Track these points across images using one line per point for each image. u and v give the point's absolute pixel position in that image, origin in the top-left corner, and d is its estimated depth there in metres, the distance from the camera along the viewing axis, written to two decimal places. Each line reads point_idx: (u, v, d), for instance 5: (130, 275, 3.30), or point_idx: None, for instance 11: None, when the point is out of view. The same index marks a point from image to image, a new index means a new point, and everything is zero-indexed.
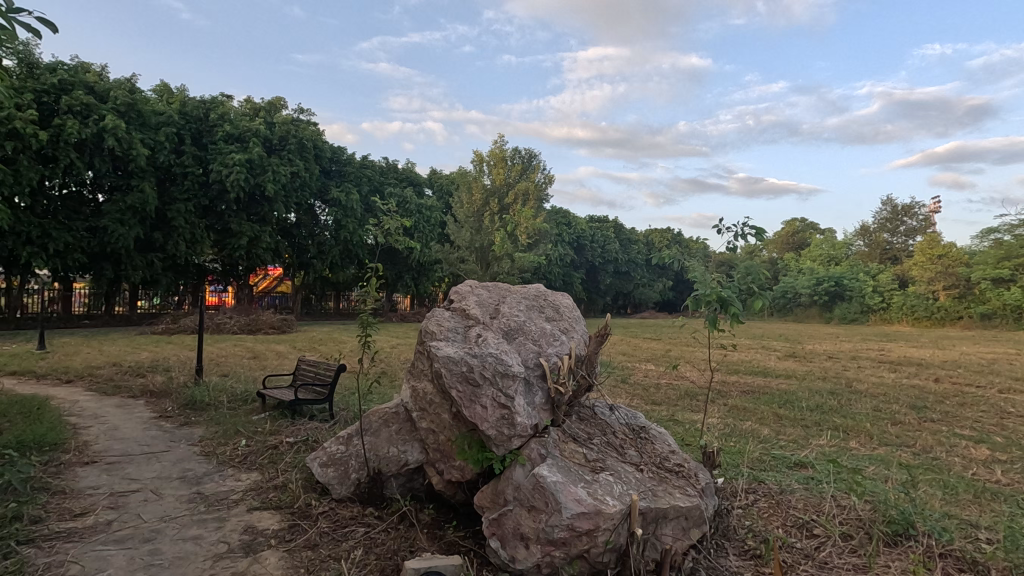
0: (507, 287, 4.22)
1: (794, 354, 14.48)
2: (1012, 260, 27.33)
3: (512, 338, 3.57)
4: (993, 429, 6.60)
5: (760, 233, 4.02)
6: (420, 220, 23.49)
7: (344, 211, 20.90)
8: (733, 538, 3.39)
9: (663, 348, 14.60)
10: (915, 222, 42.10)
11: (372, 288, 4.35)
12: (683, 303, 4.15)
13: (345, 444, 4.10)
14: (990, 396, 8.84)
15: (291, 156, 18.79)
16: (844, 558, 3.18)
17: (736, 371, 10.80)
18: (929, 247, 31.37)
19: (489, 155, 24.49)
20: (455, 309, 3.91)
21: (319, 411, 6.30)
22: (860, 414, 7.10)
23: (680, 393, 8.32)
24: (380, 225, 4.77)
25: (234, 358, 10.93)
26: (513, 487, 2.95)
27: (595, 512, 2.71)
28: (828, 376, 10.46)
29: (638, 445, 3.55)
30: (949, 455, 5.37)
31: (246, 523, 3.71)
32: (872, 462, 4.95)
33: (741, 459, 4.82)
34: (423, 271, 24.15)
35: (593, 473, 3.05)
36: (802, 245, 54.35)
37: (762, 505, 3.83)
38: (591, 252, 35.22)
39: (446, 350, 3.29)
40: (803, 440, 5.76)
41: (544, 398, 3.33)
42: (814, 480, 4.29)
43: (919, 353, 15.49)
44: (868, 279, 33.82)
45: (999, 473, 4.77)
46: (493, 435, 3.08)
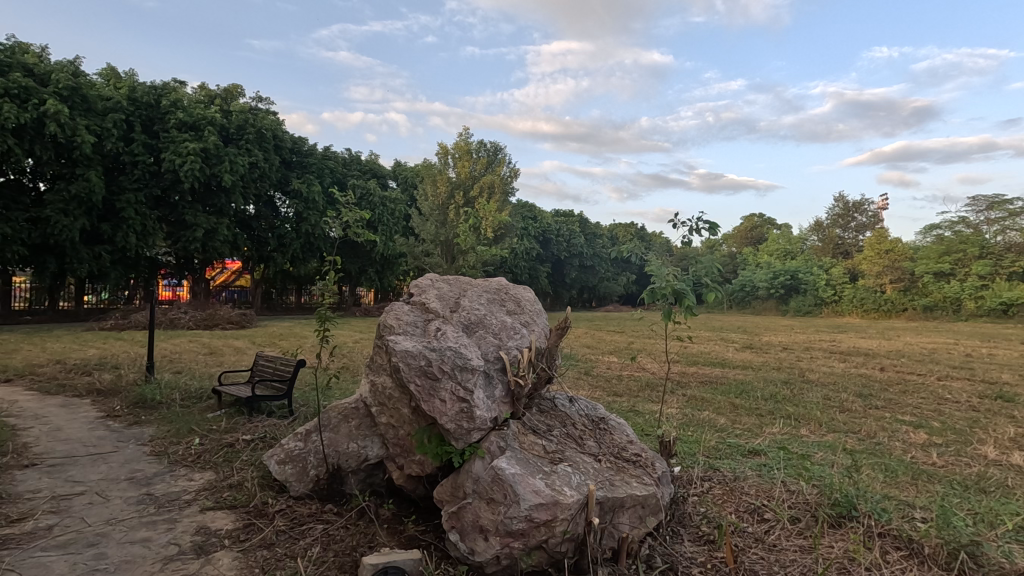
0: (468, 281, 4.21)
1: (751, 345, 14.99)
2: (951, 256, 28.91)
3: (472, 331, 3.57)
4: (931, 414, 6.99)
5: (714, 228, 4.12)
6: (383, 212, 23.18)
7: (305, 203, 20.44)
8: (688, 525, 3.49)
9: (626, 341, 14.88)
10: (864, 218, 43.91)
11: (330, 280, 4.24)
12: (639, 297, 4.25)
13: (302, 441, 4.03)
14: (929, 383, 9.37)
15: (250, 146, 18.22)
16: (792, 540, 3.31)
17: (696, 362, 11.10)
18: (878, 243, 32.76)
19: (454, 148, 24.31)
20: (415, 303, 3.88)
21: (278, 408, 6.17)
22: (811, 403, 7.41)
23: (641, 385, 8.52)
24: (339, 217, 4.66)
25: (189, 355, 10.55)
26: (472, 480, 2.96)
27: (552, 503, 2.74)
28: (782, 367, 10.87)
29: (598, 435, 3.61)
30: (891, 440, 5.66)
31: (198, 524, 3.60)
32: (820, 448, 5.17)
33: (697, 447, 4.97)
34: (387, 264, 23.84)
35: (551, 464, 3.09)
36: (759, 239, 56.13)
37: (717, 492, 3.96)
38: (557, 246, 35.44)
39: (404, 344, 3.26)
40: (757, 428, 5.97)
41: (504, 391, 3.33)
42: (766, 466, 4.46)
43: (867, 343, 16.31)
44: (821, 272, 35.19)
45: (934, 456, 5.06)
46: (452, 429, 3.08)
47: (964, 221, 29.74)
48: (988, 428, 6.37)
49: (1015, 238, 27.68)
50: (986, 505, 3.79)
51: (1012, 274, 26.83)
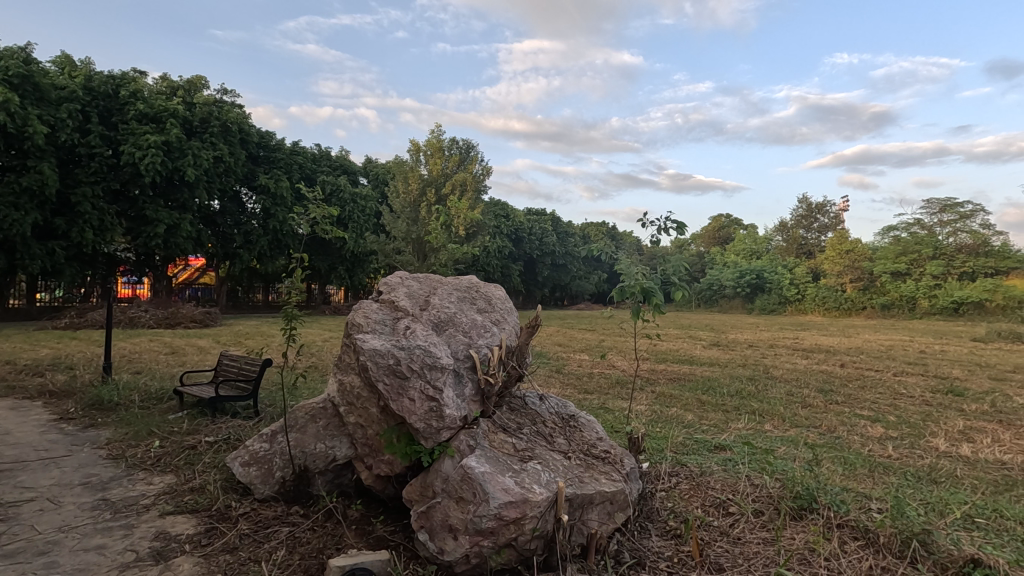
0: (438, 279, 4.18)
1: (718, 342, 15.31)
2: (907, 256, 30.07)
3: (442, 330, 3.54)
4: (887, 409, 7.26)
5: (681, 228, 4.17)
6: (354, 209, 22.85)
7: (273, 199, 19.99)
8: (655, 520, 3.54)
9: (597, 339, 15.00)
10: (827, 219, 45.25)
11: (297, 278, 4.16)
12: (608, 295, 4.28)
13: (268, 442, 3.94)
14: (886, 379, 9.74)
15: (214, 139, 17.71)
16: (755, 533, 3.39)
17: (664, 359, 11.29)
18: (839, 243, 33.84)
19: (426, 145, 24.08)
20: (384, 301, 3.83)
21: (243, 408, 6.02)
22: (775, 398, 7.61)
23: (612, 382, 8.61)
24: (305, 214, 4.55)
25: (149, 355, 10.21)
26: (441, 479, 2.94)
27: (521, 501, 2.74)
28: (748, 364, 11.14)
29: (567, 433, 3.63)
30: (850, 434, 5.85)
31: (158, 529, 3.49)
32: (783, 443, 5.32)
33: (665, 443, 5.05)
34: (357, 262, 23.51)
35: (521, 463, 3.08)
36: (726, 239, 57.39)
37: (684, 487, 4.03)
38: (529, 245, 35.54)
39: (373, 343, 3.22)
40: (723, 424, 6.10)
41: (474, 389, 3.31)
42: (731, 461, 4.55)
43: (828, 340, 16.84)
44: (785, 271, 36.17)
45: (891, 449, 5.25)
46: (421, 428, 3.06)
47: (919, 223, 30.95)
48: (940, 421, 6.65)
49: (966, 239, 28.94)
50: (937, 495, 3.96)
51: (963, 274, 28.06)
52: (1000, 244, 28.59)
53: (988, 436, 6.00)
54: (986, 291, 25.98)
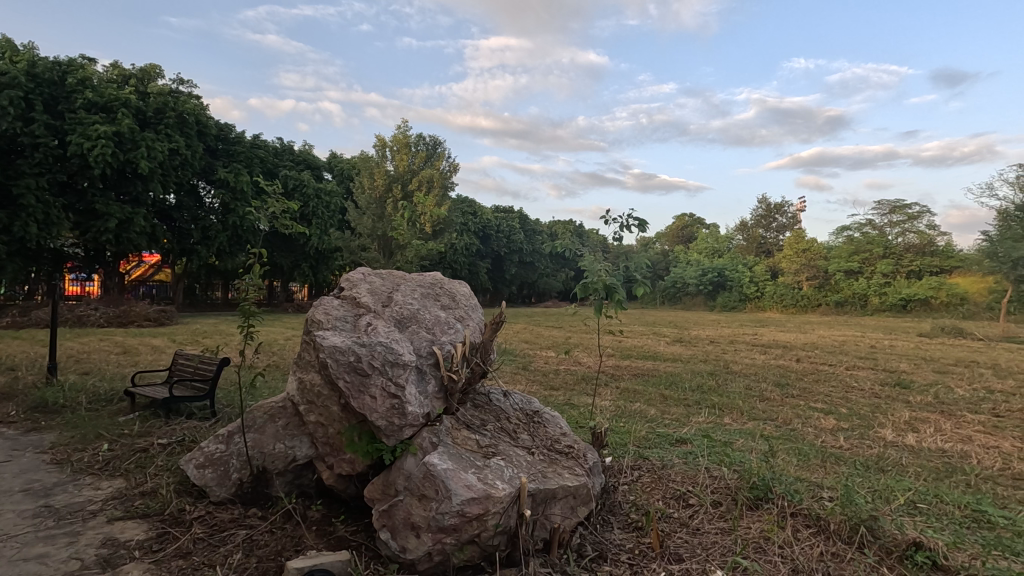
0: (401, 275, 4.14)
1: (681, 339, 15.62)
2: (859, 255, 31.36)
3: (405, 326, 3.51)
4: (839, 402, 7.58)
5: (642, 225, 4.26)
6: (317, 205, 22.38)
7: (232, 193, 19.41)
8: (618, 513, 3.59)
9: (563, 336, 15.14)
10: (784, 219, 46.77)
11: (256, 273, 4.03)
12: (572, 291, 4.31)
13: (224, 443, 3.82)
14: (838, 373, 10.14)
15: (169, 131, 17.04)
16: (713, 523, 3.48)
17: (629, 355, 11.47)
18: (796, 242, 34.98)
19: (392, 141, 23.74)
20: (346, 298, 3.77)
21: (199, 409, 5.82)
22: (734, 392, 7.83)
23: (577, 378, 8.71)
24: (263, 209, 4.42)
25: (99, 355, 9.76)
26: (404, 477, 2.92)
27: (484, 497, 2.73)
28: (709, 359, 11.44)
29: (531, 429, 3.65)
30: (804, 426, 6.07)
31: (105, 536, 3.34)
32: (741, 435, 5.47)
33: (628, 438, 5.13)
34: (321, 259, 23.04)
35: (484, 459, 3.08)
36: (689, 237, 58.69)
37: (646, 480, 4.10)
38: (496, 242, 35.58)
39: (333, 340, 3.16)
40: (684, 418, 6.24)
41: (437, 386, 3.29)
42: (691, 454, 4.67)
43: (786, 336, 17.36)
44: (745, 269, 37.18)
45: (841, 440, 5.47)
46: (383, 426, 3.02)
47: (870, 223, 32.29)
48: (888, 412, 6.95)
49: (913, 239, 30.32)
50: (884, 483, 4.15)
51: (910, 272, 29.39)
52: (944, 244, 30.06)
53: (931, 426, 6.31)
54: (931, 289, 27.24)
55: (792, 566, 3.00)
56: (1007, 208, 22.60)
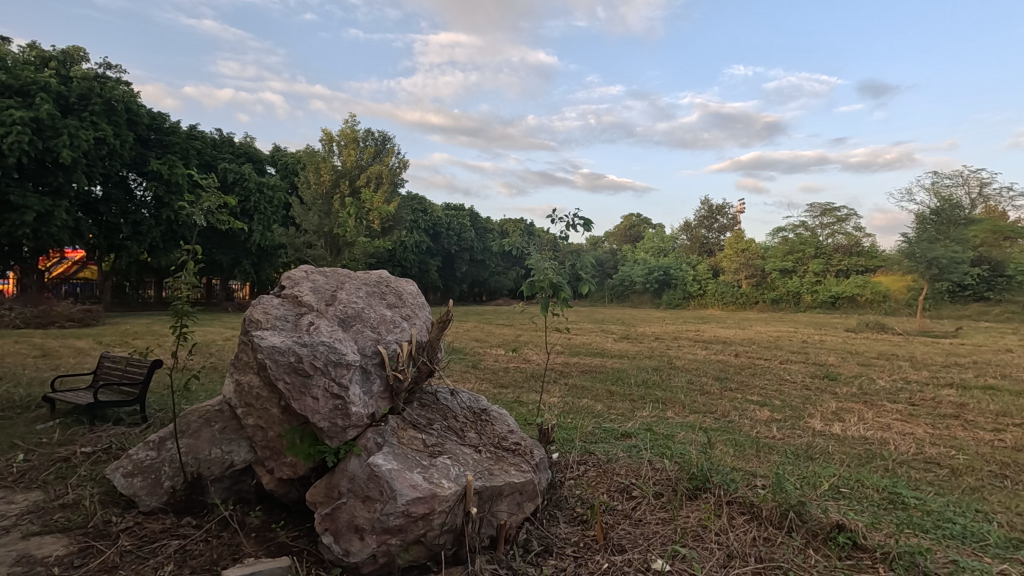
0: (346, 273, 4.06)
1: (627, 336, 16.01)
2: (793, 255, 33.08)
3: (349, 325, 3.44)
4: (774, 394, 7.99)
5: (587, 224, 4.35)
6: (259, 200, 21.55)
7: (166, 186, 18.36)
8: (563, 507, 3.66)
9: (513, 334, 15.23)
10: (725, 220, 48.79)
11: (190, 270, 3.81)
12: (519, 289, 4.36)
13: (154, 450, 3.63)
14: (773, 367, 10.67)
15: (96, 119, 15.94)
16: (655, 513, 3.60)
17: (577, 352, 11.64)
18: (736, 242, 36.52)
19: (339, 135, 23.18)
20: (287, 296, 3.66)
21: (128, 414, 5.51)
22: (677, 387, 8.13)
23: (526, 375, 8.79)
24: (197, 203, 4.20)
25: (13, 359, 9.04)
26: (347, 479, 2.87)
27: (429, 496, 2.70)
28: (654, 355, 11.81)
29: (478, 427, 3.65)
30: (741, 418, 6.37)
31: (19, 553, 3.11)
32: (682, 428, 5.68)
33: (575, 433, 5.23)
34: (264, 255, 22.20)
35: (430, 458, 3.06)
36: (636, 237, 60.23)
37: (591, 474, 4.19)
38: (447, 240, 35.34)
39: (271, 340, 3.06)
40: (629, 413, 6.41)
41: (382, 386, 3.24)
42: (635, 447, 4.80)
43: (726, 332, 18.11)
44: (689, 268, 38.46)
45: (775, 430, 5.77)
46: (325, 427, 2.96)
47: (803, 225, 34.11)
48: (817, 403, 7.39)
49: (841, 240, 32.26)
50: (812, 470, 4.41)
51: (839, 271, 31.24)
52: (869, 245, 32.11)
53: (855, 415, 6.75)
54: (857, 287, 29.03)
55: (727, 552, 3.13)
56: (924, 212, 24.39)
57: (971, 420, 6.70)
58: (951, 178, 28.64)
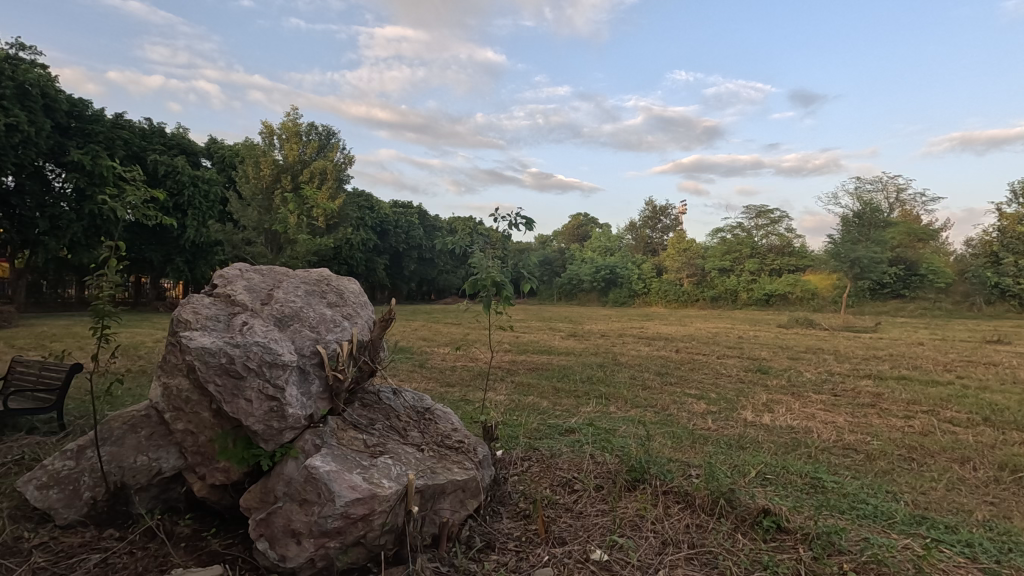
0: (283, 271, 3.94)
1: (574, 333, 16.32)
2: (731, 254, 34.57)
3: (286, 325, 3.34)
4: (710, 387, 8.35)
5: (529, 223, 4.40)
6: (194, 194, 20.48)
7: (88, 177, 17.12)
8: (507, 503, 3.70)
9: (461, 332, 15.19)
10: (668, 221, 50.50)
11: (113, 267, 3.59)
12: (461, 288, 4.39)
13: (73, 460, 3.42)
14: (711, 362, 11.14)
15: (6, 103, 14.67)
16: (595, 505, 3.70)
17: (525, 350, 11.75)
18: (679, 243, 37.83)
19: (281, 128, 22.37)
20: (219, 295, 3.52)
21: (45, 423, 5.14)
22: (620, 382, 8.36)
23: (473, 374, 8.79)
24: (120, 196, 3.96)
25: None
26: (284, 482, 2.80)
27: (369, 497, 2.68)
28: (599, 352, 12.08)
29: (422, 426, 3.63)
30: (679, 411, 6.63)
31: None
32: (623, 422, 5.85)
33: (520, 430, 5.29)
34: (199, 253, 21.11)
35: (371, 458, 3.03)
36: (584, 236, 61.28)
37: (535, 469, 4.26)
38: (395, 238, 34.81)
39: (201, 341, 2.94)
40: (574, 408, 6.55)
41: (321, 386, 3.18)
42: (578, 442, 4.92)
43: (668, 329, 18.77)
44: (634, 267, 39.47)
45: (709, 422, 6.05)
46: (260, 430, 2.88)
47: (740, 226, 35.73)
48: (750, 395, 7.79)
49: (775, 241, 34.06)
50: (742, 458, 4.65)
51: (772, 270, 32.97)
52: (799, 245, 34.04)
53: (784, 406, 7.17)
54: (789, 285, 30.73)
55: (662, 539, 3.27)
56: (847, 215, 26.07)
57: (885, 408, 7.25)
58: (872, 183, 30.75)
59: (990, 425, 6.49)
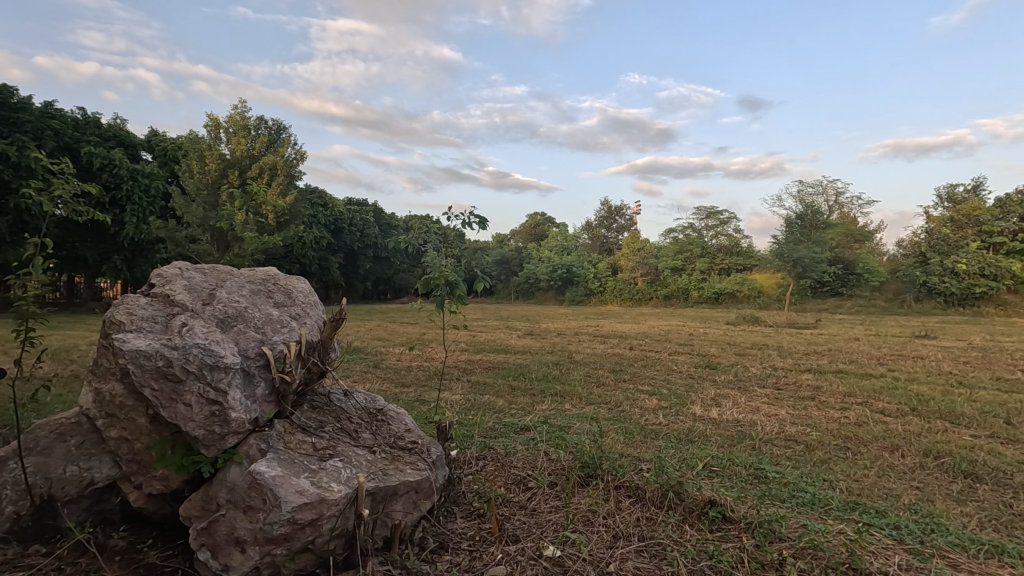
0: (227, 270, 3.79)
1: (530, 332, 16.41)
2: (683, 254, 35.57)
3: (229, 326, 3.22)
4: (662, 383, 8.58)
5: (482, 222, 4.42)
6: (133, 188, 19.45)
7: (14, 169, 15.99)
8: (461, 503, 3.69)
9: (418, 332, 15.02)
10: (623, 221, 51.50)
11: (39, 266, 3.35)
12: (414, 287, 4.33)
13: None
14: (663, 359, 11.43)
15: None
16: (549, 502, 3.74)
17: (482, 349, 11.73)
18: (633, 242, 38.62)
19: (227, 121, 21.50)
20: (157, 295, 3.35)
21: None
22: (575, 380, 8.47)
23: (429, 374, 8.70)
24: (47, 189, 3.69)
25: None
26: (227, 489, 2.70)
27: (317, 501, 2.61)
28: (555, 350, 12.19)
29: (374, 427, 3.57)
30: (632, 407, 6.77)
31: None
32: (577, 419, 5.93)
33: (476, 429, 5.28)
34: (139, 251, 20.06)
35: (320, 462, 2.95)
36: (541, 235, 61.73)
37: (490, 468, 4.26)
38: (349, 236, 34.07)
39: (136, 343, 2.80)
40: (529, 407, 6.59)
41: (267, 389, 3.09)
42: (533, 440, 4.95)
43: (622, 327, 19.12)
44: (590, 267, 40.02)
45: (661, 417, 6.20)
46: (200, 436, 2.76)
47: (691, 226, 36.80)
48: (699, 391, 8.04)
49: (724, 241, 35.28)
50: (691, 452, 4.80)
51: (721, 270, 34.13)
52: (746, 245, 35.36)
53: (730, 400, 7.44)
54: (737, 284, 31.90)
55: (613, 533, 3.33)
56: (791, 217, 27.26)
57: (824, 401, 7.63)
58: (813, 187, 32.26)
59: (917, 415, 6.92)
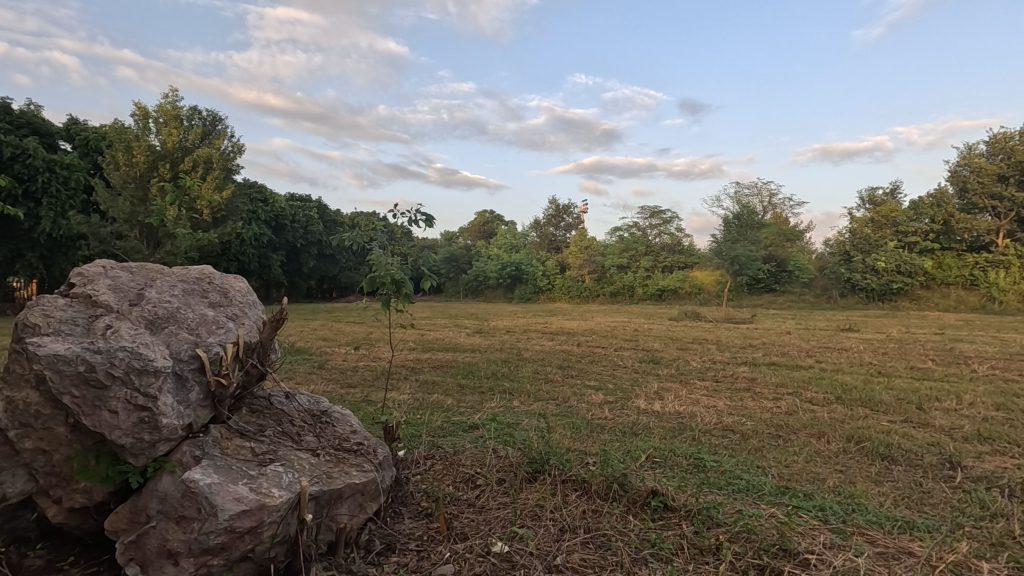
0: (157, 268, 3.59)
1: (479, 330, 16.41)
2: (628, 252, 36.48)
3: (159, 327, 3.05)
4: (608, 378, 8.78)
5: (429, 220, 4.37)
6: (50, 180, 18.04)
7: None
8: (409, 503, 3.65)
9: (365, 331, 14.71)
10: (570, 219, 52.24)
11: None
12: (359, 285, 4.23)
13: None
14: (609, 354, 11.70)
15: None
16: (497, 499, 3.75)
17: (431, 348, 11.64)
18: (580, 241, 39.27)
19: (157, 111, 20.26)
20: (77, 295, 3.14)
21: None
22: (523, 377, 8.55)
23: (376, 374, 8.54)
24: None
25: None
26: (158, 499, 2.56)
27: (257, 508, 2.52)
28: (504, 348, 12.25)
29: (317, 429, 3.48)
30: (579, 402, 6.90)
31: None
32: (525, 416, 5.98)
33: (423, 429, 5.24)
34: (58, 248, 18.64)
35: (259, 467, 2.85)
36: (489, 233, 61.72)
37: (438, 467, 4.24)
38: (291, 233, 32.92)
39: (53, 348, 2.61)
40: (478, 405, 6.60)
41: (201, 393, 2.95)
42: (481, 438, 4.96)
43: (570, 324, 19.44)
44: (539, 264, 40.37)
45: (606, 412, 6.35)
46: (128, 445, 2.62)
47: (636, 225, 37.78)
48: (643, 385, 8.29)
49: (666, 239, 36.43)
50: (635, 444, 4.93)
51: (664, 267, 35.20)
52: (688, 244, 36.65)
53: (673, 393, 7.71)
54: (679, 281, 33.05)
55: (560, 526, 3.39)
56: (729, 218, 28.45)
57: (758, 392, 8.03)
58: (749, 188, 33.79)
59: (840, 403, 7.41)
